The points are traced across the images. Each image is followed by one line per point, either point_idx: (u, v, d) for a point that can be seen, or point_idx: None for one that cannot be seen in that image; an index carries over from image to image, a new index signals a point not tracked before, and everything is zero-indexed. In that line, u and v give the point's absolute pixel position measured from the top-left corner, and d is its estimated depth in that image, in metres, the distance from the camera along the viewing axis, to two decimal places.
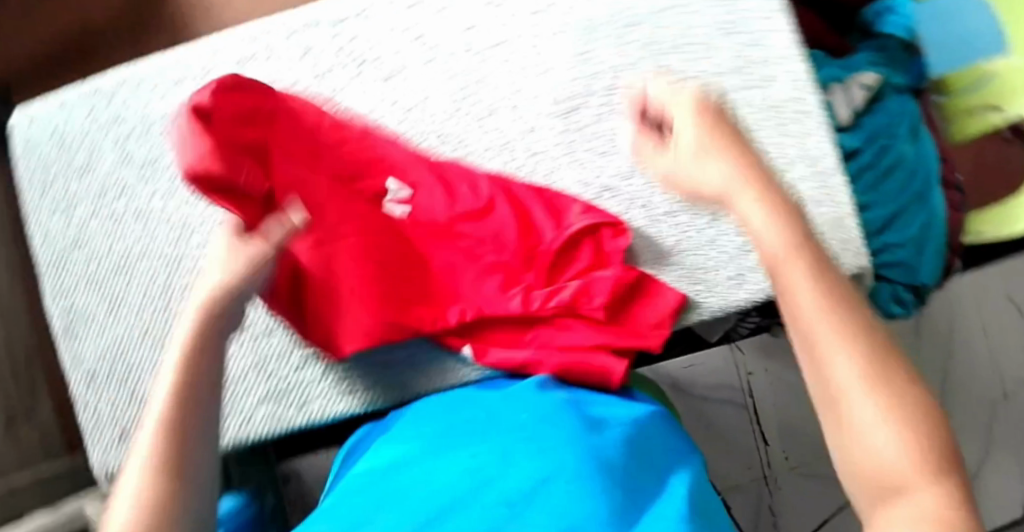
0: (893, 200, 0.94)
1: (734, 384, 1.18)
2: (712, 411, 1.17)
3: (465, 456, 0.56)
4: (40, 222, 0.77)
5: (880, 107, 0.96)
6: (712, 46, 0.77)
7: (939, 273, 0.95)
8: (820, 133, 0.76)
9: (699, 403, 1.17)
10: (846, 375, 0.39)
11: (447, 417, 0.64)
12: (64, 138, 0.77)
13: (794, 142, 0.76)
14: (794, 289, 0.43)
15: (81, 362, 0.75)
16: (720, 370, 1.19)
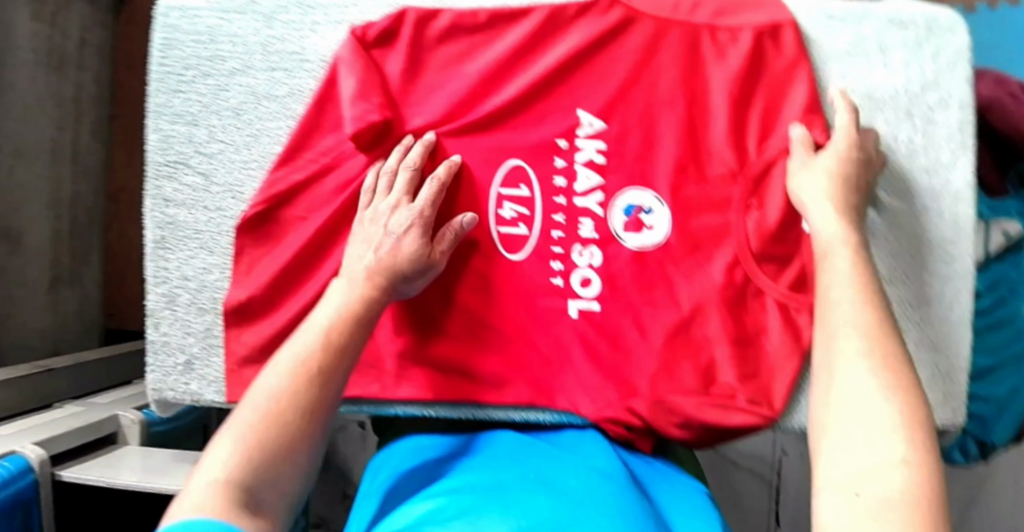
0: (991, 353, 0.89)
1: (766, 457, 1.15)
2: (738, 480, 1.16)
3: (510, 513, 0.53)
4: (161, 124, 0.73)
5: (1011, 258, 0.90)
6: (889, 162, 0.72)
7: (1012, 434, 0.93)
8: (961, 281, 0.73)
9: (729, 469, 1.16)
10: (858, 352, 0.52)
11: (501, 470, 0.60)
12: (211, 44, 0.73)
13: (932, 282, 0.73)
14: (834, 298, 0.56)
15: (163, 280, 0.72)
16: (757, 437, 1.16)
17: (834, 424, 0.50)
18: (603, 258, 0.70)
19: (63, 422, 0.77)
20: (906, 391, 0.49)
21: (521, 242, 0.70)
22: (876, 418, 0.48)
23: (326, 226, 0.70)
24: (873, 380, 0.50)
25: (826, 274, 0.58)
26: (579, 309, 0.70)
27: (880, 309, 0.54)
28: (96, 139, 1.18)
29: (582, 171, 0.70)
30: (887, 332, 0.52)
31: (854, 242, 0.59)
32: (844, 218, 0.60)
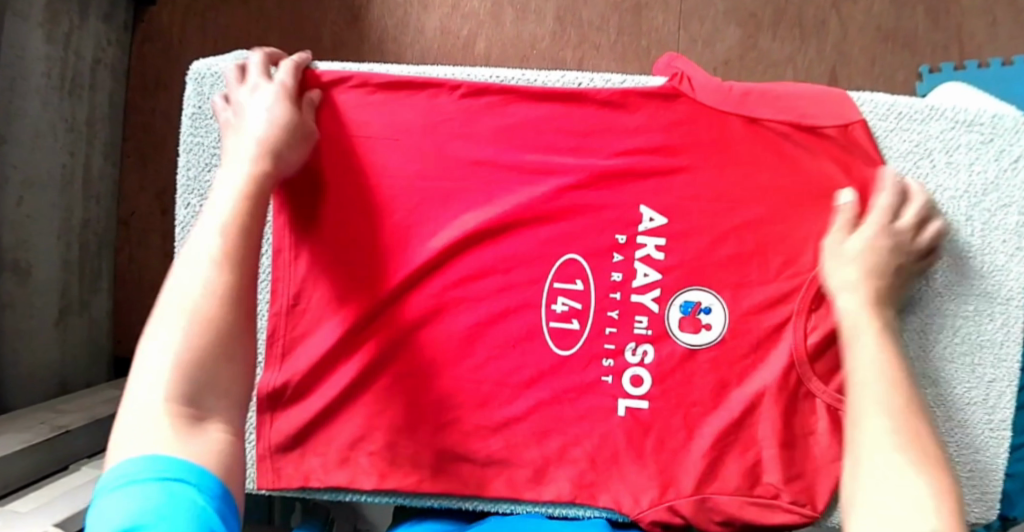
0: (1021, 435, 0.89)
1: None
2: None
3: None
4: (191, 201, 0.71)
5: None
6: (945, 263, 0.71)
7: None
8: (1006, 384, 0.73)
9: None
10: (881, 428, 0.50)
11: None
12: None
13: (977, 384, 0.73)
14: (857, 369, 0.55)
15: None
16: None
17: (860, 498, 0.48)
18: (656, 355, 0.67)
19: (83, 493, 0.75)
20: (927, 456, 0.49)
21: (573, 336, 0.68)
22: (911, 496, 0.46)
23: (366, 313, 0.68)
24: (896, 453, 0.49)
25: (852, 342, 0.57)
26: (628, 408, 0.67)
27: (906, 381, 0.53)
28: (107, 161, 1.14)
29: (639, 266, 0.68)
30: (917, 414, 0.51)
31: (880, 332, 0.57)
32: (871, 305, 0.59)
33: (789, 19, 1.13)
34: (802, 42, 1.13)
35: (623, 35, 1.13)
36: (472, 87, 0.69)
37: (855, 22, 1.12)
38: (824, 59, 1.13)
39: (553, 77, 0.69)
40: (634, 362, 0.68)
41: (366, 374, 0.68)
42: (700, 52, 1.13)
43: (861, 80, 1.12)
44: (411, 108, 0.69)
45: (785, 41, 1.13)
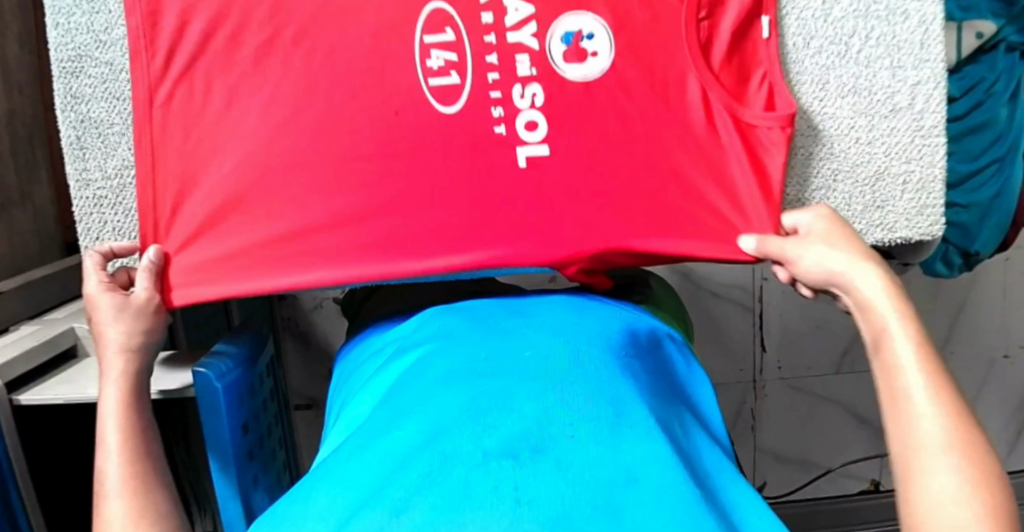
0: (971, 159, 0.86)
1: (750, 287, 1.18)
2: (718, 309, 1.19)
3: (463, 396, 0.49)
4: (60, 17, 0.66)
5: (987, 58, 0.84)
6: None
7: (997, 243, 0.88)
8: (933, 85, 0.69)
9: (707, 299, 1.18)
10: (920, 383, 0.49)
11: (447, 358, 0.55)
12: None
13: (901, 86, 0.69)
14: (896, 362, 0.51)
15: (87, 182, 0.68)
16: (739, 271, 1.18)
17: (921, 468, 0.46)
18: (547, 95, 0.64)
19: (14, 345, 0.74)
20: (953, 399, 0.48)
21: (455, 91, 0.64)
22: (955, 485, 0.44)
23: (241, 102, 0.64)
24: (939, 434, 0.46)
25: (883, 334, 0.53)
26: (528, 156, 0.65)
27: (934, 363, 0.51)
28: (25, 50, 1.10)
29: (510, 3, 0.63)
30: (952, 391, 0.49)
31: (906, 311, 0.54)
32: (889, 283, 0.56)
33: None
34: None
35: None
36: None
37: None
38: None
39: None
40: (528, 108, 0.64)
41: (248, 167, 0.65)
42: None
43: None
44: None
45: None
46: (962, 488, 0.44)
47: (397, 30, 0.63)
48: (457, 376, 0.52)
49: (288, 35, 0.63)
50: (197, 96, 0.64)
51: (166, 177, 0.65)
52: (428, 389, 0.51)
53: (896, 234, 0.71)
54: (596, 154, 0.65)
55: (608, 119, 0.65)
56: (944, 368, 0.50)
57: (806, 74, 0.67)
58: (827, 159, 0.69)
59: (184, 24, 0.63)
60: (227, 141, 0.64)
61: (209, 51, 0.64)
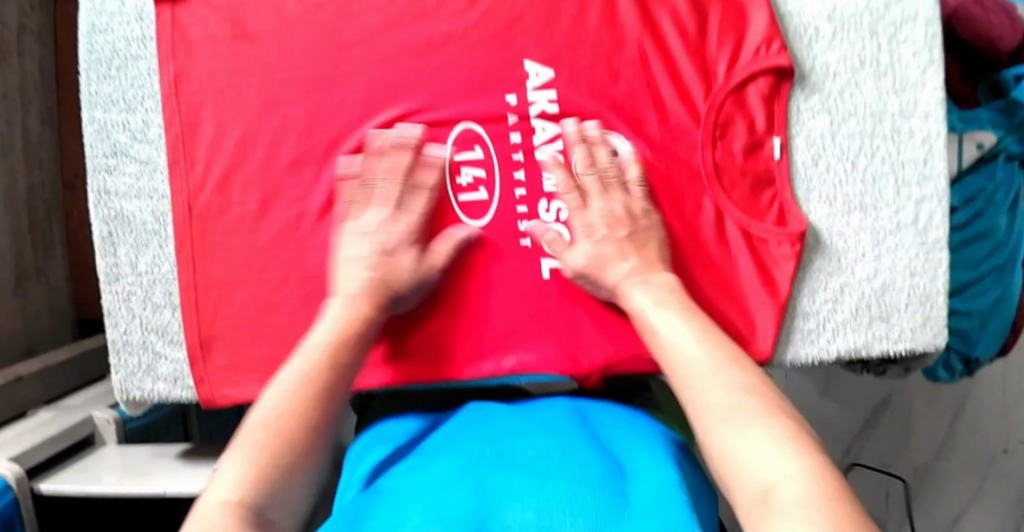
0: (971, 267, 0.89)
1: None
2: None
3: (466, 497, 0.49)
4: (97, 113, 0.70)
5: (985, 169, 0.88)
6: (857, 82, 0.70)
7: (996, 348, 0.93)
8: (935, 202, 0.72)
9: None
10: (747, 411, 0.52)
11: (449, 459, 0.56)
12: (143, 25, 0.70)
13: (907, 203, 0.71)
14: (792, 481, 0.46)
15: (116, 276, 0.70)
16: None
17: (752, 473, 0.49)
18: (570, 211, 0.68)
19: (36, 432, 0.77)
20: (776, 413, 0.52)
21: (484, 206, 0.68)
22: (796, 486, 0.46)
23: (283, 213, 0.69)
24: (770, 443, 0.50)
25: (667, 355, 0.59)
26: (552, 268, 0.69)
27: (760, 389, 0.55)
28: (45, 126, 1.13)
29: (537, 123, 0.68)
30: (780, 408, 0.53)
31: (716, 340, 0.59)
32: (703, 337, 0.59)
33: None
34: None
35: None
36: None
37: None
38: None
39: None
40: (553, 222, 0.68)
41: (285, 273, 0.69)
42: None
43: None
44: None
45: None
46: (801, 487, 0.46)
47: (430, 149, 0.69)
48: (462, 476, 0.52)
49: (330, 152, 0.69)
50: (241, 205, 0.69)
51: (207, 281, 0.70)
52: (431, 486, 0.51)
53: (902, 345, 0.73)
54: None
55: None
56: (774, 394, 0.54)
57: (815, 191, 0.71)
58: (836, 272, 0.71)
59: (234, 138, 0.69)
60: (269, 249, 0.69)
61: (254, 163, 0.69)
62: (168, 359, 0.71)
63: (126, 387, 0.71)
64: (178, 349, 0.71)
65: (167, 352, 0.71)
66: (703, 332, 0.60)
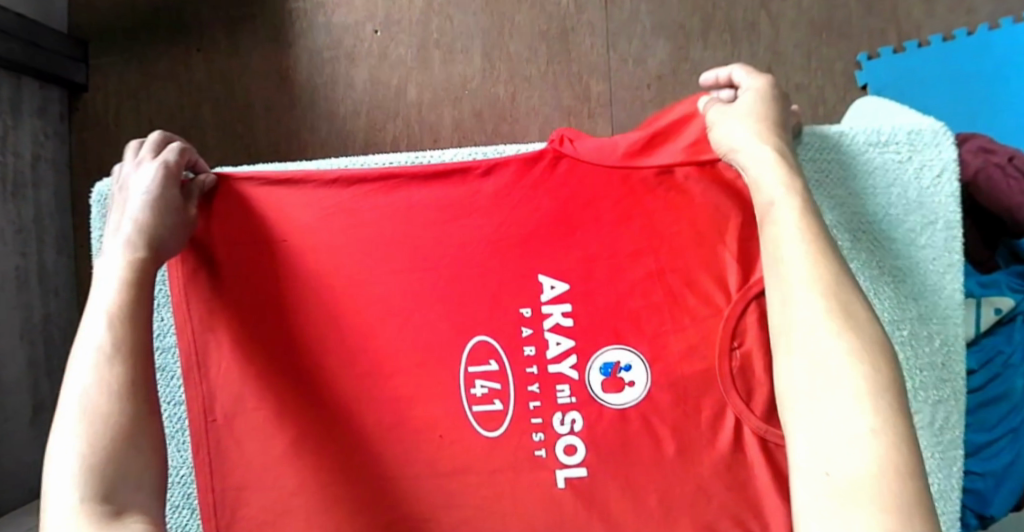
0: (985, 430, 0.91)
1: None
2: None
3: None
4: None
5: (1003, 330, 0.90)
6: (874, 290, 0.70)
7: (1010, 506, 0.92)
8: (952, 402, 0.72)
9: None
10: (845, 375, 0.50)
11: None
12: None
13: (924, 405, 0.72)
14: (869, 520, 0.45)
15: None
16: None
17: (818, 455, 0.49)
18: (585, 422, 0.68)
19: None
20: (879, 381, 0.49)
21: (499, 416, 0.69)
22: (864, 487, 0.46)
23: (300, 417, 0.69)
24: (860, 428, 0.48)
25: (782, 281, 0.55)
26: (567, 478, 0.68)
27: (870, 344, 0.51)
28: (62, 253, 1.16)
29: (551, 336, 0.68)
30: (879, 371, 0.49)
31: (835, 285, 0.53)
32: (825, 270, 0.54)
33: (718, 25, 1.11)
34: (732, 48, 1.10)
35: (553, 63, 1.11)
36: (373, 179, 0.71)
37: (786, 19, 1.10)
38: (759, 62, 1.11)
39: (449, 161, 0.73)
40: (568, 433, 0.68)
41: (304, 479, 0.69)
42: (631, 71, 1.11)
43: (797, 78, 1.11)
44: (300, 201, 0.71)
45: (716, 49, 1.11)
46: (872, 482, 0.46)
47: (446, 357, 0.69)
48: None
49: (347, 359, 0.69)
50: (257, 411, 0.69)
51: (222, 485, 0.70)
52: None
53: None
54: (631, 475, 0.69)
55: (643, 443, 0.69)
56: (880, 346, 0.51)
57: None
58: None
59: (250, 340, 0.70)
60: (286, 453, 0.69)
61: (271, 370, 0.70)
62: None
63: None
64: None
65: None
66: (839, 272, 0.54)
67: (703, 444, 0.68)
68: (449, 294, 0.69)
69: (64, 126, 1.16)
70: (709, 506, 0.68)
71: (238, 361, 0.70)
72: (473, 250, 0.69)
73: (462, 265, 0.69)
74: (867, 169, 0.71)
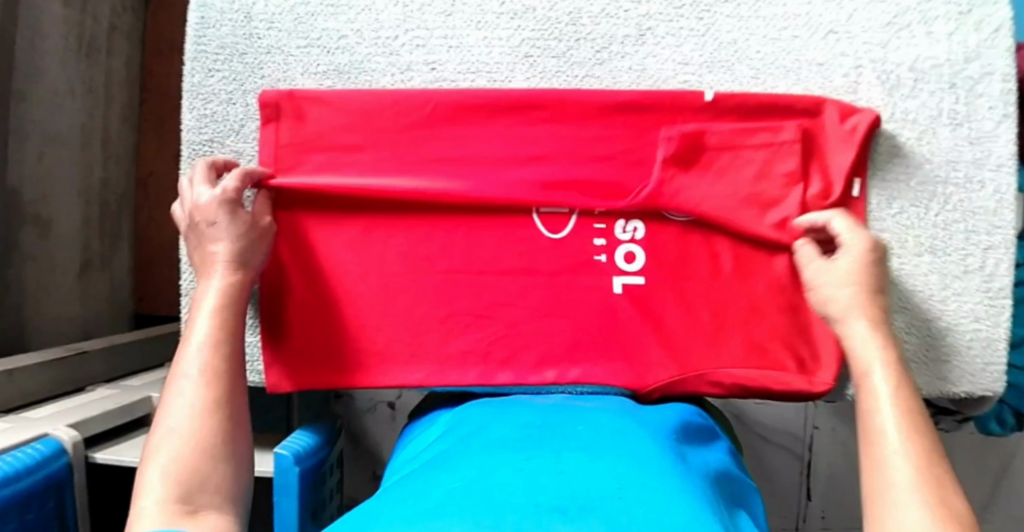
0: None
1: (800, 435, 1.10)
2: (769, 455, 1.11)
3: (546, 463, 0.55)
4: (197, 103, 0.76)
5: None
6: (933, 130, 0.72)
7: None
8: (1003, 250, 0.73)
9: (757, 443, 1.10)
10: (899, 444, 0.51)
11: (539, 430, 0.62)
12: (250, 23, 0.75)
13: (977, 250, 0.73)
14: (876, 394, 0.55)
15: None
16: (787, 414, 1.10)
17: (888, 492, 0.49)
18: (647, 231, 0.70)
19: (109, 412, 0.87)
20: (936, 476, 0.49)
21: (563, 219, 0.71)
22: (919, 530, 0.46)
23: (366, 211, 0.73)
24: (910, 483, 0.49)
25: (868, 380, 0.56)
26: (623, 284, 0.70)
27: (931, 454, 0.51)
28: (126, 126, 1.19)
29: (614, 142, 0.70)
30: (940, 481, 0.49)
31: (908, 413, 0.53)
32: (901, 393, 0.55)
33: None
34: None
35: None
36: None
37: None
38: None
39: None
40: (629, 242, 0.70)
41: (366, 270, 0.72)
42: None
43: None
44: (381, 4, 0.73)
45: None
46: (927, 529, 0.46)
47: (508, 160, 0.71)
48: (514, 444, 0.59)
49: (414, 156, 0.72)
50: (327, 202, 0.72)
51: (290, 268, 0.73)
52: (483, 451, 0.59)
53: (961, 387, 0.73)
54: (687, 289, 0.70)
55: (700, 260, 0.70)
56: (939, 465, 0.50)
57: (887, 232, 0.72)
58: (904, 313, 0.73)
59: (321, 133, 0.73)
60: (353, 244, 0.73)
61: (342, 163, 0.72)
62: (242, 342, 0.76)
63: None
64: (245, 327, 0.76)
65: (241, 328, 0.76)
66: (907, 399, 0.54)
67: (761, 263, 0.69)
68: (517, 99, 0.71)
69: (141, 6, 1.21)
70: (761, 324, 0.69)
71: (317, 158, 0.73)
72: (550, 60, 0.71)
73: (535, 72, 0.71)
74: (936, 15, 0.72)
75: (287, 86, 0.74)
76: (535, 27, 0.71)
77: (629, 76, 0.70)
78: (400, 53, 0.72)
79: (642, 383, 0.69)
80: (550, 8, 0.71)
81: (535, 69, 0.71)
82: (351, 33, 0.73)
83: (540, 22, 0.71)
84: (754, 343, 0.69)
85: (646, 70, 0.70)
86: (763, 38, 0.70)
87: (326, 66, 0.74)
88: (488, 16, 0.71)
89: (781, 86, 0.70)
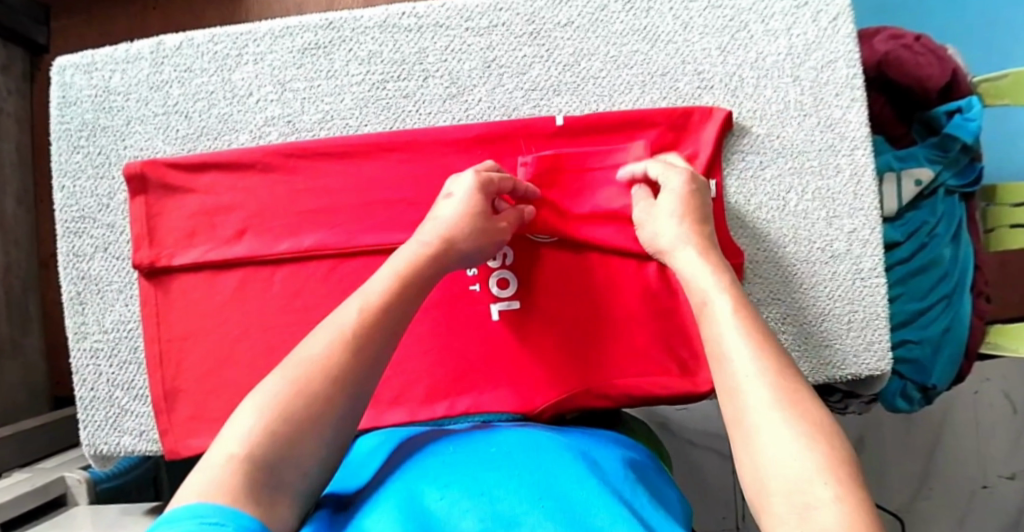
0: (919, 297, 0.92)
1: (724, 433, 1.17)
2: (699, 459, 1.16)
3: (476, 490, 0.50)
4: (66, 182, 0.75)
5: (926, 204, 0.93)
6: (782, 123, 0.75)
7: (951, 377, 0.94)
8: (869, 231, 0.75)
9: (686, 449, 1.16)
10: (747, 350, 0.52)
11: (463, 447, 0.56)
12: (108, 95, 0.74)
13: (841, 235, 0.75)
14: (715, 305, 0.57)
15: (85, 335, 0.76)
16: (710, 414, 1.17)
17: (752, 412, 0.49)
18: (515, 256, 0.72)
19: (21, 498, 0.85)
20: (786, 379, 0.50)
21: None
22: (790, 447, 0.46)
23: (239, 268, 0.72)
24: (768, 391, 0.49)
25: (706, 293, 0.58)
26: (500, 310, 0.72)
27: (775, 352, 0.52)
28: (23, 207, 1.18)
29: None
30: (787, 380, 0.50)
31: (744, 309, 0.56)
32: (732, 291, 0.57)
33: None
34: None
35: None
36: (304, 43, 0.73)
37: None
38: None
39: (378, 22, 0.72)
40: (499, 268, 0.72)
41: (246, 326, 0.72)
42: None
43: None
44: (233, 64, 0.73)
45: None
46: (799, 441, 0.46)
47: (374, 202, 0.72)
48: (446, 468, 0.53)
49: (281, 208, 0.72)
50: (198, 264, 0.72)
51: (170, 335, 0.73)
52: (410, 476, 0.52)
53: (847, 371, 0.75)
54: (560, 307, 0.72)
55: (570, 277, 0.72)
56: (784, 361, 0.52)
57: (749, 227, 0.75)
58: (779, 299, 0.75)
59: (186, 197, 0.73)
60: (230, 303, 0.72)
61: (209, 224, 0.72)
62: (136, 413, 0.75)
63: (93, 433, 0.75)
64: (137, 398, 0.75)
65: (133, 399, 0.75)
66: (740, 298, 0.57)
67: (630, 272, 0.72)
68: (375, 142, 0.72)
69: (26, 87, 1.20)
70: (637, 333, 0.72)
71: (185, 222, 0.72)
72: (404, 99, 0.72)
73: (391, 114, 0.73)
74: (771, 12, 0.75)
75: (152, 155, 0.74)
76: (385, 69, 0.72)
77: (483, 106, 0.73)
78: (259, 110, 0.73)
79: (527, 404, 0.70)
80: (399, 48, 0.72)
81: (391, 110, 0.73)
82: (209, 94, 0.73)
83: (391, 63, 0.72)
84: (631, 352, 0.72)
85: (498, 100, 0.73)
86: (606, 56, 0.73)
87: (188, 130, 0.74)
88: (338, 62, 0.73)
89: (629, 100, 0.73)
